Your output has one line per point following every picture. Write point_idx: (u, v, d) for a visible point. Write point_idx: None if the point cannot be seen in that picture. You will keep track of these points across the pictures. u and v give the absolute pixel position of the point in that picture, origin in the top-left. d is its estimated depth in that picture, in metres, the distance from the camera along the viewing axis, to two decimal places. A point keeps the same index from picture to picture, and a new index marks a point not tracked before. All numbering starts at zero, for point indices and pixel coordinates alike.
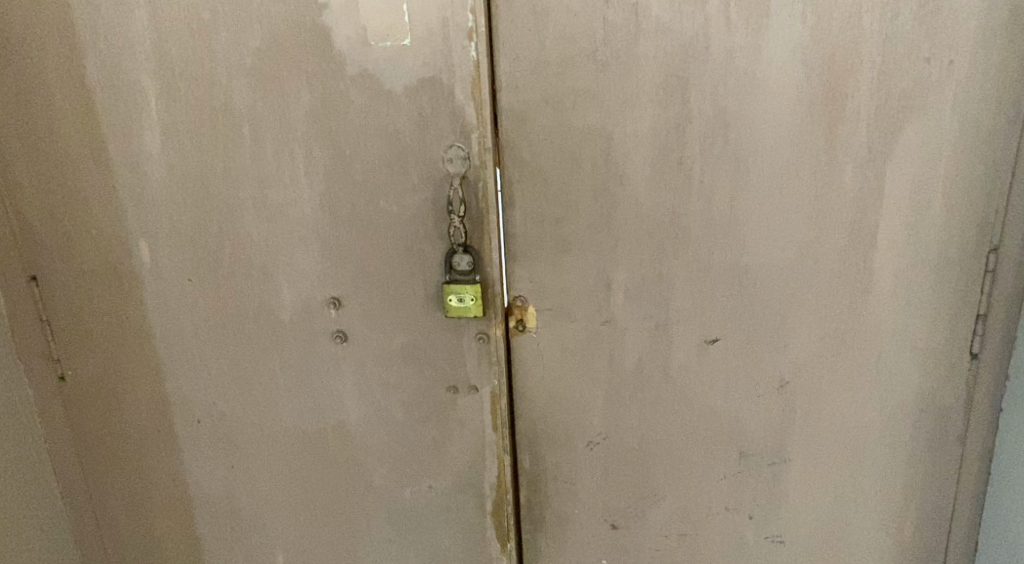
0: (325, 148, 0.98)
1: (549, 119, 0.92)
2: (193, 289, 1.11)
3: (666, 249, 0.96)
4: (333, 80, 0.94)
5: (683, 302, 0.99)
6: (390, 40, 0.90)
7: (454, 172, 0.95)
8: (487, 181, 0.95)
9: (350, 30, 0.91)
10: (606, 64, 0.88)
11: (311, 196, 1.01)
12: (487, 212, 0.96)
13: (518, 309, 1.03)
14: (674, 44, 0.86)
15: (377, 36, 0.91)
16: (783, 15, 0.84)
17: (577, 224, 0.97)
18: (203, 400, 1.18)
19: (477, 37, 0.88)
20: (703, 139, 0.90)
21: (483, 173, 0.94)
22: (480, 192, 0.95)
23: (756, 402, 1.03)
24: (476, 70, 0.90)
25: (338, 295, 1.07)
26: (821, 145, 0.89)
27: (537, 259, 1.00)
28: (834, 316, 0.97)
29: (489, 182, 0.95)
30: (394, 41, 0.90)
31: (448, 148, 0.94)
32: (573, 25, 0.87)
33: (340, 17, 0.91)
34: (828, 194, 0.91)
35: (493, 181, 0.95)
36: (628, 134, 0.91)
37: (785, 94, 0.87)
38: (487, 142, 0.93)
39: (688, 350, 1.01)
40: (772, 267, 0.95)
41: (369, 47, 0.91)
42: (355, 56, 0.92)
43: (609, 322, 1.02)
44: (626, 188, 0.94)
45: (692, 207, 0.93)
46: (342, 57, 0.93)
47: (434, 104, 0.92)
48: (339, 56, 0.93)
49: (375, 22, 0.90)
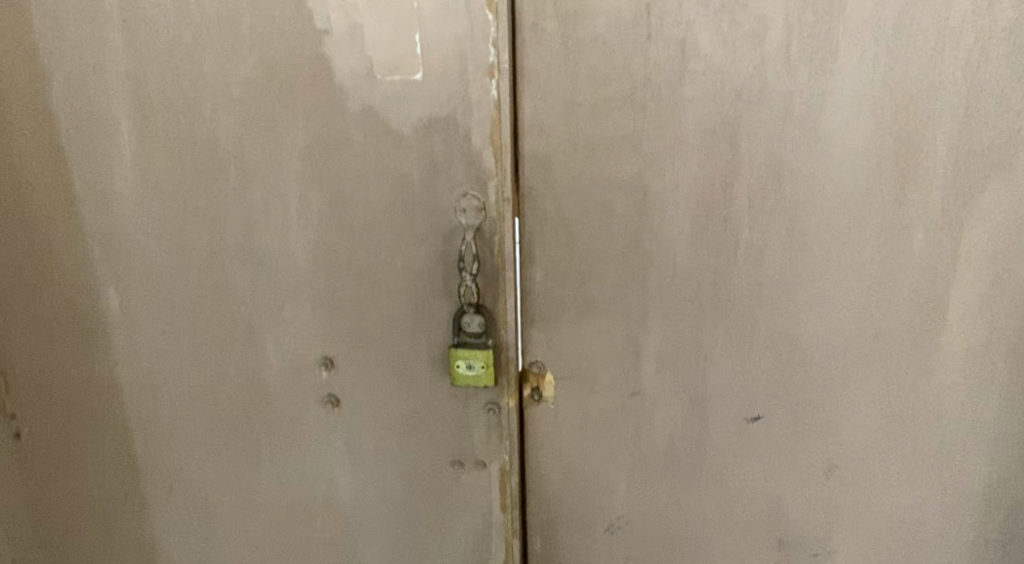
0: (321, 191, 0.87)
1: (578, 167, 0.81)
2: (169, 343, 0.99)
3: (705, 315, 0.85)
4: (333, 117, 0.83)
5: (722, 373, 0.88)
6: (399, 74, 0.79)
7: (467, 224, 0.83)
8: (504, 235, 0.84)
9: (352, 62, 0.80)
10: (646, 106, 0.77)
11: (305, 245, 0.90)
12: (503, 270, 0.85)
13: (532, 378, 0.92)
14: (724, 88, 0.75)
15: (383, 68, 0.79)
16: (852, 56, 0.72)
17: (604, 285, 0.85)
18: (175, 464, 1.05)
19: (499, 74, 0.77)
20: (753, 194, 0.79)
21: (500, 226, 0.83)
22: (496, 248, 0.84)
23: (800, 487, 0.91)
24: (497, 111, 0.78)
25: (330, 355, 0.95)
26: (889, 205, 0.77)
27: (559, 322, 0.88)
28: (894, 397, 0.85)
29: (506, 237, 0.84)
30: (403, 75, 0.79)
31: (460, 197, 0.83)
32: (609, 64, 0.76)
33: (341, 46, 0.80)
34: (893, 262, 0.79)
35: (511, 235, 0.84)
36: (667, 187, 0.80)
37: (850, 146, 0.75)
38: (506, 192, 0.82)
39: (726, 427, 0.90)
40: (826, 338, 0.84)
41: (375, 81, 0.80)
42: (359, 91, 0.81)
43: (638, 395, 0.90)
44: (661, 246, 0.83)
45: (737, 269, 0.82)
46: (343, 92, 0.82)
47: (446, 147, 0.81)
48: (340, 89, 0.82)
49: (382, 52, 0.79)
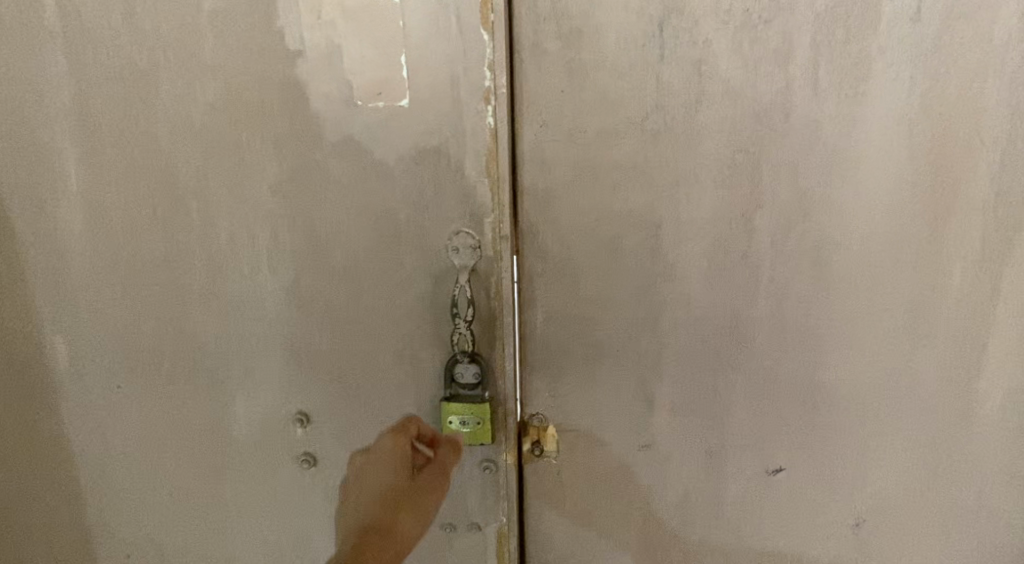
0: (295, 230, 0.78)
1: (583, 201, 0.73)
2: (124, 399, 0.88)
3: (723, 361, 0.78)
4: (308, 147, 0.74)
5: (741, 423, 0.80)
6: (382, 99, 0.71)
7: (460, 265, 0.75)
8: (502, 275, 0.75)
9: (330, 87, 0.71)
10: (658, 134, 0.70)
11: (277, 290, 0.81)
12: (501, 314, 0.76)
13: (533, 431, 0.83)
14: (744, 113, 0.68)
15: (365, 94, 0.71)
16: (886, 78, 0.66)
17: (612, 329, 0.78)
18: (132, 532, 0.94)
19: (496, 99, 0.69)
20: (775, 229, 0.72)
21: (498, 266, 0.75)
22: (493, 290, 0.76)
23: (825, 543, 0.84)
24: (494, 140, 0.71)
25: (306, 410, 0.86)
26: (924, 240, 0.71)
27: (562, 369, 0.80)
28: (927, 446, 0.78)
29: (504, 278, 0.75)
30: (387, 101, 0.71)
31: (452, 236, 0.74)
32: (618, 87, 0.69)
33: (316, 70, 0.71)
34: (928, 300, 0.73)
35: (509, 276, 0.76)
36: (682, 222, 0.73)
37: (883, 175, 0.69)
38: (504, 228, 0.74)
39: (744, 481, 0.82)
40: (855, 384, 0.77)
41: (356, 108, 0.72)
42: (337, 119, 0.72)
43: (649, 447, 0.82)
44: (675, 287, 0.75)
45: (758, 310, 0.75)
46: (319, 120, 0.73)
47: (437, 180, 0.73)
48: (316, 117, 0.73)
49: (363, 76, 0.70)
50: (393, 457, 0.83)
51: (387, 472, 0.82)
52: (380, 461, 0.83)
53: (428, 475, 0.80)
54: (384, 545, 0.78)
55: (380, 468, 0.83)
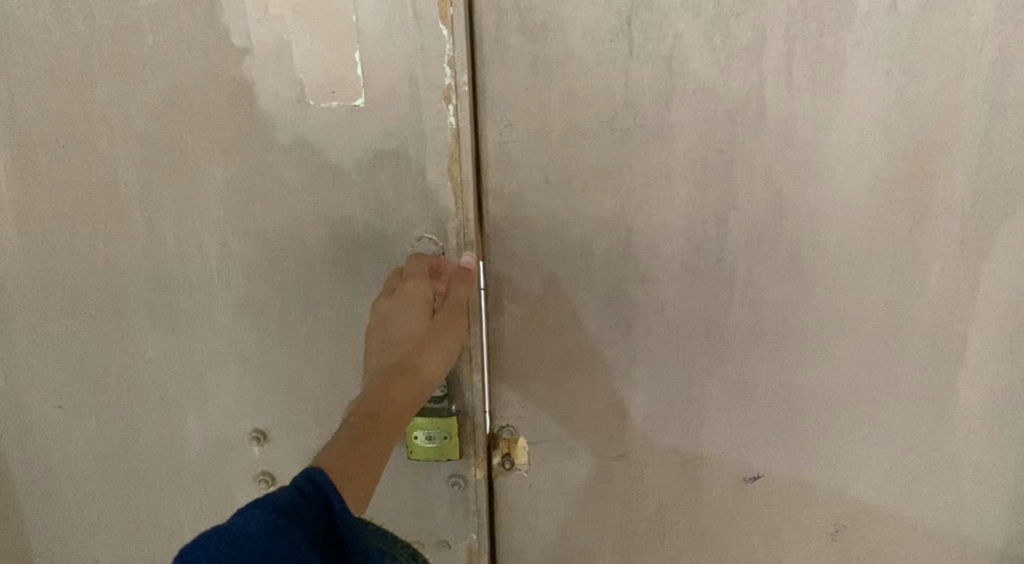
0: (247, 239, 0.73)
1: (552, 204, 0.70)
2: (67, 420, 0.83)
3: (698, 368, 0.75)
4: (258, 151, 0.70)
5: (717, 430, 0.78)
6: (336, 99, 0.67)
7: None
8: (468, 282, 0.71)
9: (280, 86, 0.67)
10: (628, 133, 0.67)
11: (229, 302, 0.76)
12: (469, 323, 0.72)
13: (502, 444, 0.80)
14: (717, 111, 0.65)
15: (318, 93, 0.67)
16: (862, 73, 0.64)
17: (583, 336, 0.75)
18: (82, 556, 0.90)
19: (457, 98, 0.65)
20: (750, 230, 0.69)
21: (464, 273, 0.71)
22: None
23: (804, 550, 0.82)
24: (457, 141, 0.67)
25: (262, 427, 0.81)
26: (901, 240, 0.69)
27: (532, 380, 0.77)
28: (906, 450, 0.76)
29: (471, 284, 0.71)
30: (342, 101, 0.67)
31: (414, 241, 0.71)
32: (586, 84, 0.65)
33: (265, 68, 0.66)
34: (906, 301, 0.71)
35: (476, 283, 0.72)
36: (653, 225, 0.70)
37: (860, 173, 0.67)
38: (469, 233, 0.70)
39: (721, 490, 0.80)
40: (833, 388, 0.75)
41: (309, 108, 0.67)
42: (289, 120, 0.68)
43: (623, 457, 0.80)
44: (647, 292, 0.72)
45: (733, 314, 0.73)
46: (269, 122, 0.68)
47: (397, 184, 0.69)
48: (266, 119, 0.68)
49: (315, 74, 0.66)
50: (418, 291, 0.68)
51: (410, 311, 0.67)
52: (398, 307, 0.67)
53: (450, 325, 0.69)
54: (410, 386, 0.65)
55: (398, 315, 0.67)
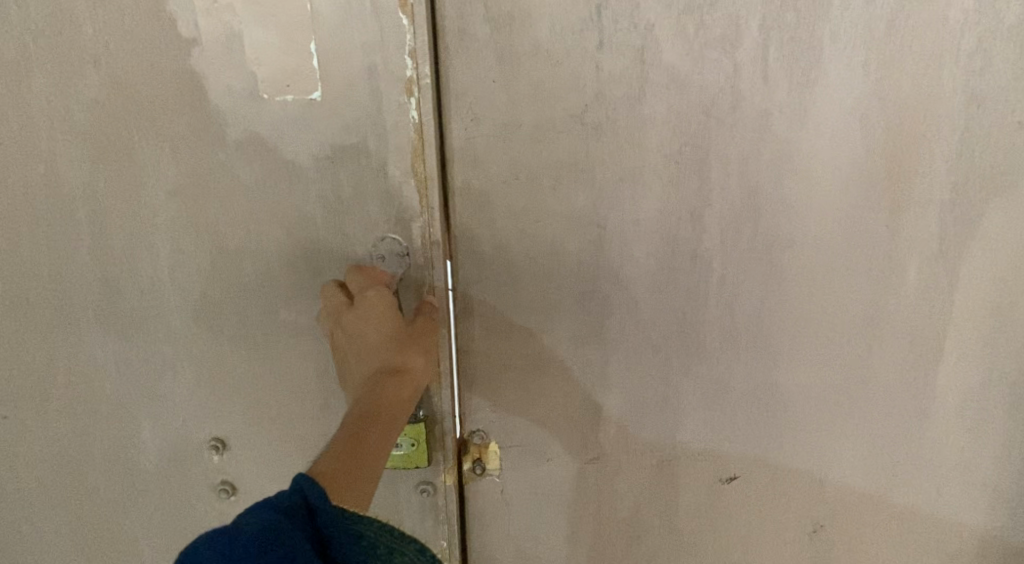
0: (200, 240, 0.69)
1: (520, 202, 0.67)
2: (12, 431, 0.78)
3: (673, 369, 0.73)
4: (209, 148, 0.66)
5: (694, 431, 0.76)
6: (291, 92, 0.63)
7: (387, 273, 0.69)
8: (435, 283, 0.69)
9: (231, 78, 0.63)
10: (599, 128, 0.64)
11: (184, 306, 0.72)
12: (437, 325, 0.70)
13: (472, 448, 0.77)
14: (690, 105, 0.63)
15: (272, 86, 0.63)
16: (839, 63, 0.62)
17: (555, 338, 0.72)
18: None
19: (419, 90, 0.62)
20: (725, 228, 0.67)
21: (429, 274, 0.69)
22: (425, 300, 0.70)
23: (781, 550, 0.81)
24: (419, 136, 0.64)
25: (222, 436, 0.78)
26: (879, 235, 0.67)
27: (503, 383, 0.74)
28: (883, 449, 0.75)
29: (438, 285, 0.69)
30: (297, 94, 0.63)
31: (377, 242, 0.68)
32: (555, 76, 0.62)
33: (214, 60, 0.62)
34: (884, 297, 0.69)
35: (443, 284, 0.69)
36: (627, 221, 0.67)
37: (837, 167, 0.65)
38: (435, 232, 0.67)
39: (697, 492, 0.79)
40: (810, 387, 0.73)
41: (262, 102, 0.64)
42: (242, 115, 0.64)
43: (598, 460, 0.77)
44: (621, 291, 0.70)
45: (709, 313, 0.71)
46: (220, 117, 0.65)
47: (358, 181, 0.66)
48: (216, 114, 0.64)
49: (267, 66, 0.62)
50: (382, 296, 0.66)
51: (380, 319, 0.66)
52: (369, 315, 0.66)
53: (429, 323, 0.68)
54: (400, 387, 0.64)
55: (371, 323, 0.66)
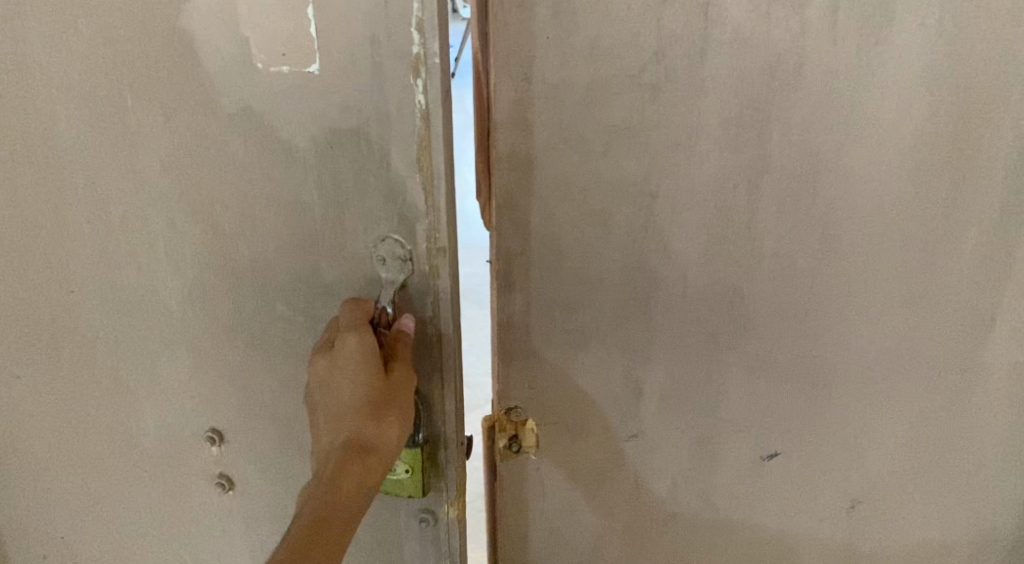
0: (201, 220, 0.65)
1: (568, 170, 0.64)
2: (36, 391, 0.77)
3: (719, 343, 0.70)
4: (214, 117, 0.61)
5: (736, 408, 0.74)
6: (288, 63, 0.58)
7: (389, 279, 0.63)
8: (441, 293, 0.63)
9: (224, 45, 0.58)
10: (656, 89, 0.60)
11: (184, 287, 0.69)
12: (445, 340, 0.64)
13: (508, 425, 0.74)
14: (753, 65, 0.60)
15: (267, 57, 0.58)
16: (912, 22, 0.58)
17: (597, 313, 0.69)
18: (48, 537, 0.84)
19: (425, 71, 0.56)
20: (782, 196, 0.64)
21: (434, 286, 0.63)
22: (426, 315, 0.64)
23: (818, 528, 0.79)
24: (426, 123, 0.58)
25: (218, 427, 0.74)
26: (938, 206, 0.65)
27: (542, 359, 0.71)
28: (928, 425, 0.74)
29: (445, 297, 0.63)
30: (294, 67, 0.58)
31: (377, 242, 0.63)
32: (613, 33, 0.59)
33: (217, 22, 0.58)
34: (938, 271, 0.67)
35: (452, 296, 0.63)
36: (679, 190, 0.64)
37: (901, 133, 0.62)
38: (440, 238, 0.62)
39: (736, 468, 0.77)
40: (856, 363, 0.71)
41: (258, 73, 0.59)
42: (239, 85, 0.60)
43: (636, 438, 0.75)
44: (670, 264, 0.67)
45: (759, 286, 0.68)
46: (235, 80, 0.60)
47: (357, 171, 0.61)
48: (219, 81, 0.60)
49: (267, 32, 0.57)
50: (362, 343, 0.59)
51: (354, 372, 0.59)
52: (343, 367, 0.59)
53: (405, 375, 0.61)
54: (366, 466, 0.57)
55: (343, 376, 0.59)
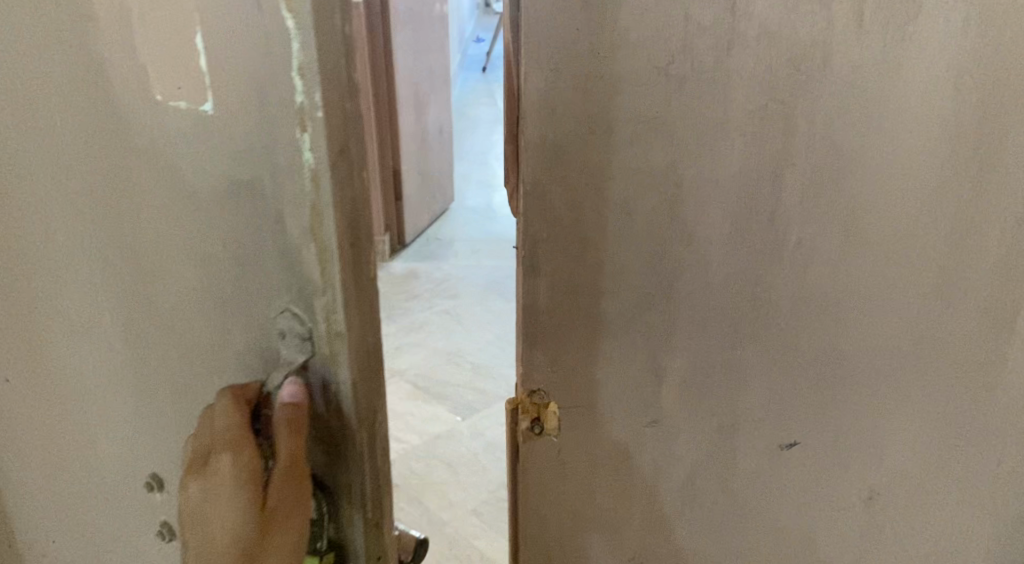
0: (135, 268, 0.68)
1: (595, 158, 0.65)
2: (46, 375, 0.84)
3: (740, 333, 0.72)
4: (141, 151, 0.62)
5: (756, 397, 0.75)
6: (212, 104, 0.56)
7: (290, 358, 0.60)
8: (341, 378, 0.58)
9: (164, 88, 0.58)
10: (683, 80, 0.62)
11: (126, 326, 0.72)
12: (355, 429, 0.59)
13: (531, 407, 0.76)
14: (778, 58, 0.61)
15: (196, 96, 0.56)
16: (939, 17, 0.59)
17: (620, 299, 0.71)
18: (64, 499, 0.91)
19: (309, 126, 0.52)
20: (806, 189, 0.65)
21: (333, 372, 0.58)
22: (330, 403, 0.60)
23: (837, 518, 0.80)
24: (315, 186, 0.53)
25: (157, 476, 0.77)
26: (963, 200, 0.65)
27: (565, 343, 0.73)
28: (948, 418, 0.74)
29: (348, 379, 0.58)
30: (218, 105, 0.55)
31: (280, 314, 0.60)
32: (642, 24, 0.60)
33: (161, 66, 0.57)
34: (962, 266, 0.68)
35: (348, 378, 0.58)
36: (704, 180, 0.65)
37: (927, 128, 0.63)
38: (336, 316, 0.57)
39: (755, 457, 0.78)
40: (877, 355, 0.72)
41: (186, 111, 0.57)
42: (173, 125, 0.59)
43: (657, 423, 0.77)
44: (693, 253, 0.68)
45: (782, 277, 0.69)
46: (178, 118, 0.58)
47: (256, 235, 0.59)
48: (160, 127, 0.60)
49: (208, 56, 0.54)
50: (246, 446, 0.59)
51: (240, 473, 0.59)
52: (228, 469, 0.59)
53: (295, 474, 0.58)
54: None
55: (228, 479, 0.59)
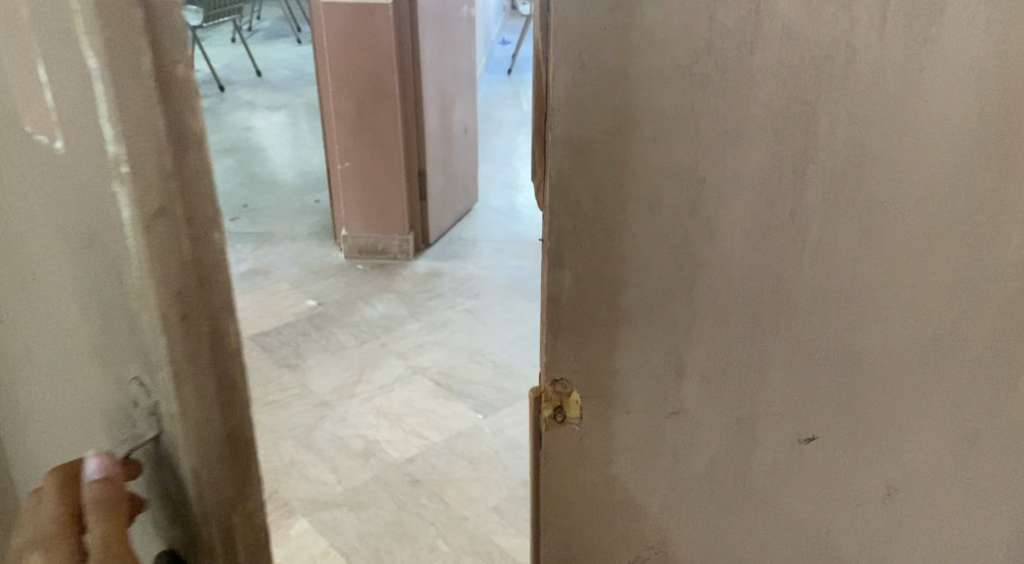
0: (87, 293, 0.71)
1: (621, 154, 0.67)
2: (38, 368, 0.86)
3: (760, 328, 0.73)
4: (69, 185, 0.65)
5: (775, 391, 0.76)
6: (42, 132, 0.65)
7: (137, 415, 0.73)
8: (179, 437, 0.70)
9: (43, 134, 0.65)
10: (707, 79, 0.64)
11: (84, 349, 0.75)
12: (209, 473, 0.72)
13: (554, 396, 0.79)
14: (801, 59, 0.62)
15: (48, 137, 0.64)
16: (961, 19, 0.60)
17: (643, 293, 0.73)
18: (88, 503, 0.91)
19: (122, 182, 0.59)
20: (827, 187, 0.67)
21: (204, 432, 0.71)
22: (116, 475, 0.70)
23: (855, 513, 0.82)
24: (133, 234, 0.61)
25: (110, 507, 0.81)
26: (983, 200, 0.66)
27: (588, 335, 0.75)
28: (967, 415, 0.75)
29: (186, 433, 0.70)
30: (53, 141, 0.64)
31: (130, 381, 0.72)
32: (667, 24, 0.62)
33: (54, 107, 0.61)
34: (982, 265, 0.69)
35: (185, 437, 0.70)
36: (727, 178, 0.67)
37: (947, 128, 0.64)
38: (174, 400, 0.68)
39: (774, 451, 0.80)
40: (896, 353, 0.73)
41: (54, 153, 0.65)
42: (45, 157, 0.66)
43: (678, 415, 0.78)
44: (715, 248, 0.70)
45: (803, 273, 0.71)
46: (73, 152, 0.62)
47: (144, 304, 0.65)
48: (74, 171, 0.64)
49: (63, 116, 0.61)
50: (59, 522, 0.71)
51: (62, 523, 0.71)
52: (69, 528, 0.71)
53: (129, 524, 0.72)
54: None
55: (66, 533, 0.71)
